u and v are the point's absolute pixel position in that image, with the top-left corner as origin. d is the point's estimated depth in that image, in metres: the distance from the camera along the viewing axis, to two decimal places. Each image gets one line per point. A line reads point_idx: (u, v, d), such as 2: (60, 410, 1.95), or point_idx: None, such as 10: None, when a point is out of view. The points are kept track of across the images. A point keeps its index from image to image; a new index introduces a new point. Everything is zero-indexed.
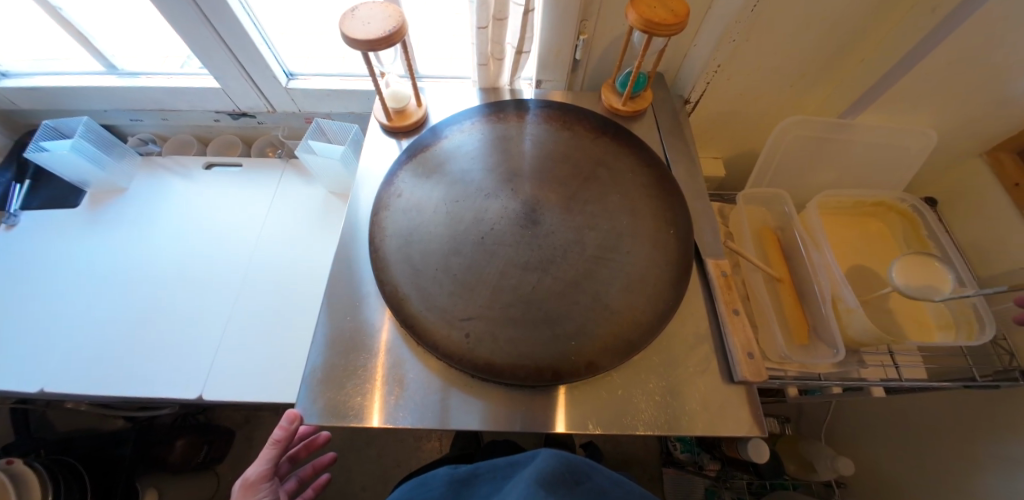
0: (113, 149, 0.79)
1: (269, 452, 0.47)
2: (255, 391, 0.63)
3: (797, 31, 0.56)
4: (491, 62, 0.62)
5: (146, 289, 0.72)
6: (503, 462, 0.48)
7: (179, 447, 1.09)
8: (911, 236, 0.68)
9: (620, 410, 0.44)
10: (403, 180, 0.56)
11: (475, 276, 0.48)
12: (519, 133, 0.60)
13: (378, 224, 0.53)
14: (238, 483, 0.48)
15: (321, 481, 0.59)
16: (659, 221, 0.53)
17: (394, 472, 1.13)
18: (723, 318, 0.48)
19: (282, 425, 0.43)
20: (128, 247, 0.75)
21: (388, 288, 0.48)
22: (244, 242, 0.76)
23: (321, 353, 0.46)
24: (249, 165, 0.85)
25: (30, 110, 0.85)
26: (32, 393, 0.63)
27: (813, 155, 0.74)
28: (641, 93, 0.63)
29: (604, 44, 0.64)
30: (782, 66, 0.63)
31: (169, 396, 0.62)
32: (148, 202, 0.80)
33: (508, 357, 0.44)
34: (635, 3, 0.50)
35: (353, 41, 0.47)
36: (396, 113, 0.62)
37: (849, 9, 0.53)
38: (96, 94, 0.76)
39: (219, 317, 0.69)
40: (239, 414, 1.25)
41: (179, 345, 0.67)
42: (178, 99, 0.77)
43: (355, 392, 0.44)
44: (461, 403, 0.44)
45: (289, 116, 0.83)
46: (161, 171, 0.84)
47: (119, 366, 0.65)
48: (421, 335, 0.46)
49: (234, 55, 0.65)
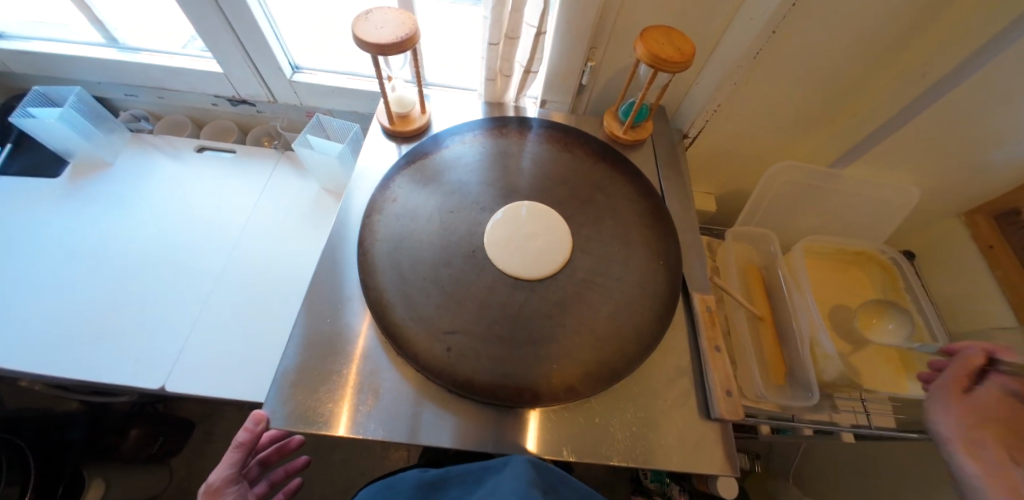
0: (103, 122, 0.77)
1: (233, 455, 0.44)
2: (221, 387, 0.61)
3: (797, 80, 0.59)
4: (499, 78, 0.63)
5: (120, 271, 0.69)
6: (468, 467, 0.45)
7: (132, 436, 1.05)
8: (888, 287, 0.71)
9: (596, 436, 0.43)
10: (400, 185, 0.55)
11: (463, 288, 0.48)
12: (519, 150, 0.61)
13: (369, 227, 0.52)
14: (203, 488, 0.45)
15: (295, 484, 0.56)
16: (650, 250, 0.54)
17: (358, 480, 1.09)
18: (705, 354, 0.48)
19: (247, 426, 0.41)
20: (105, 226, 0.73)
21: (372, 293, 0.47)
22: (229, 231, 0.74)
23: (296, 353, 0.45)
24: (243, 152, 0.83)
25: (21, 74, 0.82)
26: None
27: (801, 200, 0.75)
28: (643, 123, 0.64)
29: (611, 72, 0.65)
30: (778, 111, 0.65)
31: (129, 384, 0.59)
32: (133, 180, 0.78)
33: (488, 375, 0.43)
34: (644, 37, 0.52)
35: (365, 43, 0.48)
36: (400, 117, 0.62)
37: (845, 66, 0.57)
38: (91, 65, 0.74)
39: (193, 307, 0.67)
40: (199, 408, 1.26)
41: (147, 333, 0.64)
42: (177, 79, 0.75)
43: (326, 398, 0.43)
44: (431, 419, 0.43)
45: (290, 108, 0.81)
46: (151, 150, 0.81)
47: (78, 348, 0.61)
48: (401, 345, 0.45)
49: (240, 41, 0.64)
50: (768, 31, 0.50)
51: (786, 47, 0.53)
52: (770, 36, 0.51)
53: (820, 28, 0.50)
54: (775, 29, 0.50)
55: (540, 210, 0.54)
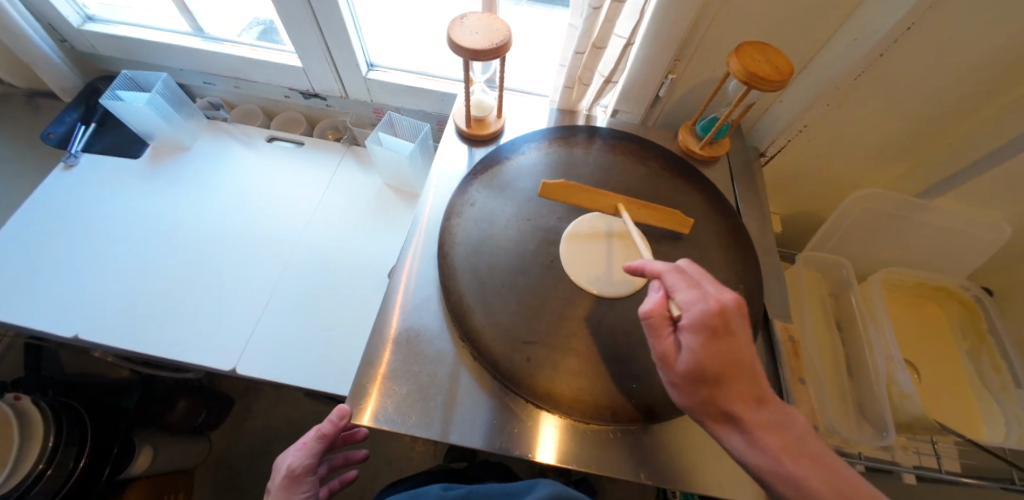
0: (183, 108, 0.80)
1: (315, 445, 0.46)
2: (286, 373, 0.63)
3: (893, 103, 0.57)
4: (577, 86, 0.62)
5: (193, 252, 0.72)
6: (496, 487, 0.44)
7: (179, 408, 1.10)
8: (968, 327, 0.67)
9: (671, 461, 0.43)
10: (477, 190, 0.56)
11: (542, 299, 0.48)
12: (593, 160, 0.60)
13: (448, 229, 0.52)
14: (283, 473, 0.46)
15: (351, 474, 0.57)
16: (729, 273, 0.52)
17: (387, 469, 1.12)
18: (787, 385, 0.46)
19: (332, 418, 0.43)
20: (180, 209, 0.76)
21: (452, 296, 0.47)
22: (295, 220, 0.76)
23: (375, 350, 0.46)
24: (310, 144, 0.85)
25: (108, 57, 0.86)
26: (71, 337, 0.63)
27: (876, 229, 0.72)
28: (721, 140, 0.62)
29: (691, 85, 0.64)
30: (865, 134, 0.63)
31: (203, 363, 0.62)
32: (206, 165, 0.81)
33: (568, 387, 0.43)
34: (740, 53, 0.50)
35: (460, 48, 0.48)
36: (475, 121, 0.62)
37: (948, 95, 0.55)
38: (176, 52, 0.77)
39: (259, 293, 0.69)
40: (242, 385, 1.31)
41: (218, 315, 0.66)
42: (255, 70, 0.78)
43: (405, 398, 0.43)
44: (506, 427, 0.43)
45: (358, 103, 0.83)
46: (224, 136, 0.84)
47: (157, 324, 0.65)
48: (481, 352, 0.44)
49: (324, 37, 0.66)
50: (874, 54, 0.49)
51: (890, 69, 0.52)
52: (876, 58, 0.50)
53: (931, 54, 0.49)
54: (882, 52, 0.49)
55: (597, 222, 0.54)
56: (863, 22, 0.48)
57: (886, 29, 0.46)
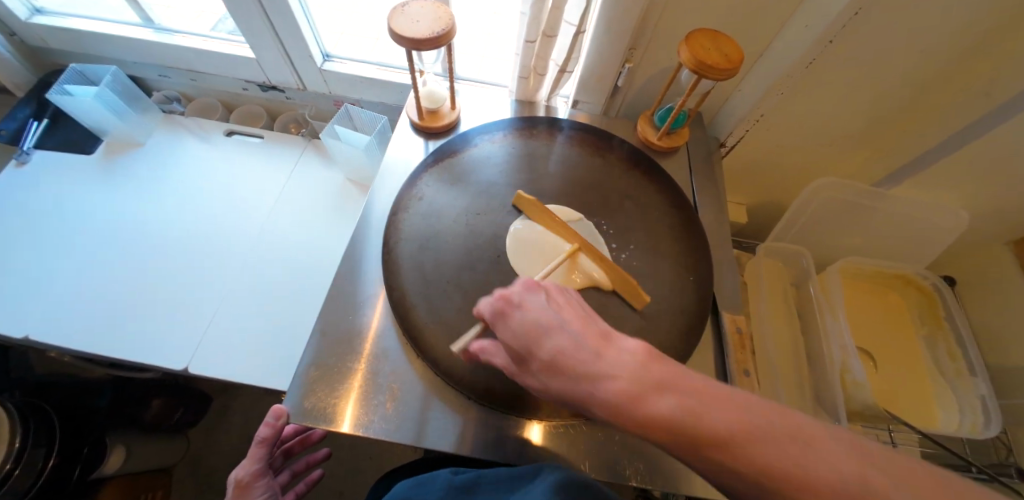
0: (137, 102, 0.78)
1: (257, 450, 0.44)
2: (242, 371, 0.62)
3: (848, 92, 0.57)
4: (532, 76, 0.61)
5: (149, 251, 0.70)
6: (504, 470, 0.40)
7: (155, 406, 1.10)
8: (926, 314, 0.67)
9: (614, 454, 0.42)
10: (426, 184, 0.54)
11: (488, 294, 0.47)
12: (548, 152, 0.59)
13: (395, 225, 0.51)
14: (232, 484, 0.45)
15: (316, 476, 0.56)
16: (680, 265, 0.52)
17: (365, 464, 1.11)
18: (733, 377, 0.46)
19: (268, 421, 0.42)
20: (136, 206, 0.74)
21: (396, 292, 0.47)
22: (255, 216, 0.75)
23: (316, 348, 0.45)
24: (271, 138, 0.83)
25: (59, 51, 0.83)
26: (21, 339, 0.62)
27: (838, 219, 0.72)
28: (679, 130, 0.62)
29: (650, 74, 0.63)
30: (824, 123, 0.63)
31: (157, 363, 0.61)
32: (163, 161, 0.79)
33: (510, 383, 0.42)
34: (690, 41, 0.49)
35: (400, 38, 0.46)
36: (429, 113, 0.61)
37: (903, 83, 0.54)
38: (126, 44, 0.75)
39: (217, 291, 0.68)
40: (219, 383, 1.30)
41: (174, 313, 0.65)
42: (209, 62, 0.75)
43: (344, 397, 0.43)
44: (447, 425, 0.43)
45: (319, 96, 0.81)
46: (182, 131, 0.82)
47: (111, 325, 0.64)
48: (423, 348, 0.44)
49: (273, 27, 0.64)
50: (824, 41, 0.49)
51: (843, 57, 0.51)
52: (827, 44, 0.49)
53: (881, 41, 0.49)
54: (832, 39, 0.48)
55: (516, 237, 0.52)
56: (812, 8, 0.47)
57: (833, 14, 0.45)
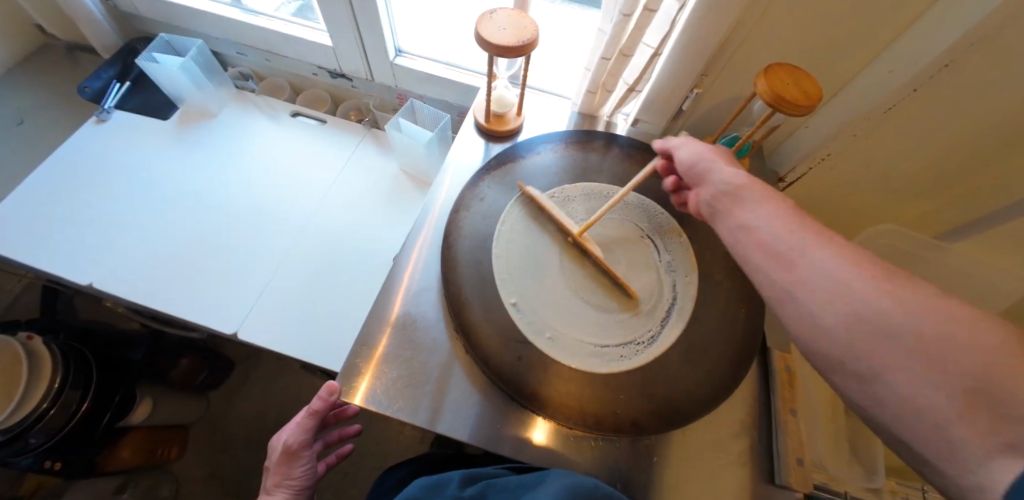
0: (214, 75, 0.82)
1: (306, 421, 0.46)
2: (285, 343, 0.64)
3: (919, 144, 0.56)
4: (600, 92, 0.62)
5: (209, 218, 0.74)
6: (512, 480, 0.39)
7: (183, 365, 1.12)
8: None
9: (652, 476, 0.43)
10: (488, 185, 0.56)
11: (542, 300, 0.48)
12: (606, 167, 0.60)
13: (456, 222, 0.53)
14: (280, 449, 0.46)
15: (347, 449, 0.57)
16: (733, 296, 0.51)
17: (374, 450, 1.12)
18: (779, 417, 0.45)
19: (322, 395, 0.44)
20: (201, 173, 0.78)
21: (451, 288, 0.48)
22: (310, 195, 0.78)
23: (370, 332, 0.47)
24: (331, 123, 0.86)
25: (149, 20, 0.88)
26: (88, 286, 0.66)
27: (890, 269, 0.70)
28: (740, 160, 0.61)
29: (716, 102, 0.63)
30: (888, 171, 0.62)
31: (207, 325, 0.64)
32: (230, 134, 0.83)
33: (559, 391, 0.43)
34: (769, 74, 0.49)
35: (486, 43, 0.48)
36: (495, 116, 0.62)
37: (978, 141, 0.53)
38: (213, 21, 0.79)
39: (269, 263, 0.71)
40: (243, 350, 1.34)
41: (227, 279, 0.68)
42: (287, 45, 0.79)
43: (394, 382, 0.44)
44: (488, 425, 0.43)
45: (383, 88, 0.84)
46: (250, 107, 0.86)
47: (169, 283, 0.67)
48: (474, 344, 0.45)
49: (356, 19, 0.67)
50: (908, 88, 0.49)
51: (920, 107, 0.51)
52: (910, 92, 0.49)
53: (968, 95, 0.48)
54: (917, 87, 0.48)
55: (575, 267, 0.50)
56: (895, 55, 0.47)
57: (920, 65, 0.45)
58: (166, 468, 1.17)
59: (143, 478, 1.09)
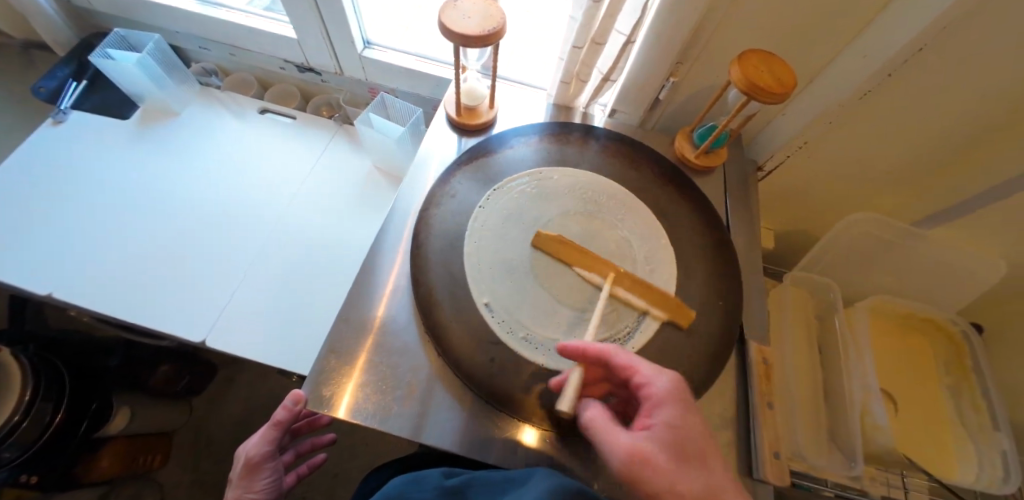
0: (176, 71, 0.78)
1: (270, 431, 0.44)
2: (256, 350, 0.62)
3: (896, 130, 0.56)
4: (574, 82, 0.60)
5: (174, 221, 0.71)
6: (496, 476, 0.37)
7: (161, 372, 1.09)
8: (953, 363, 0.66)
9: (630, 475, 0.41)
10: (459, 181, 0.54)
11: (516, 300, 0.47)
12: (581, 159, 0.59)
13: (426, 220, 0.51)
14: (242, 461, 0.45)
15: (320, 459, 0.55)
16: (710, 289, 0.51)
17: (361, 450, 1.11)
18: (755, 409, 0.45)
19: (286, 405, 0.42)
20: (165, 175, 0.75)
21: (421, 289, 0.47)
22: (281, 195, 0.75)
23: (337, 337, 0.45)
24: (302, 120, 0.83)
25: (104, 14, 0.84)
26: (45, 297, 0.63)
27: (870, 256, 0.70)
28: (718, 150, 0.60)
29: (693, 91, 0.62)
30: (866, 158, 0.62)
31: (174, 333, 0.61)
32: (195, 133, 0.79)
33: (532, 392, 0.42)
34: (742, 61, 0.48)
35: (449, 32, 0.46)
36: (467, 110, 0.60)
37: (952, 127, 0.53)
38: (172, 14, 0.75)
39: (238, 267, 0.68)
40: (225, 354, 1.32)
41: (194, 284, 0.66)
42: (251, 38, 0.76)
43: (361, 389, 0.42)
44: (460, 429, 0.41)
45: (354, 82, 0.81)
46: (216, 104, 0.83)
47: (131, 291, 0.64)
48: (445, 347, 0.43)
49: (319, 10, 0.64)
50: (883, 73, 0.48)
51: (896, 93, 0.51)
52: (885, 77, 0.48)
53: (941, 79, 0.47)
54: (891, 72, 0.47)
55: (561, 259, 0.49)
56: (869, 39, 0.46)
57: (892, 52, 0.44)
58: (149, 477, 1.15)
59: (125, 488, 1.08)
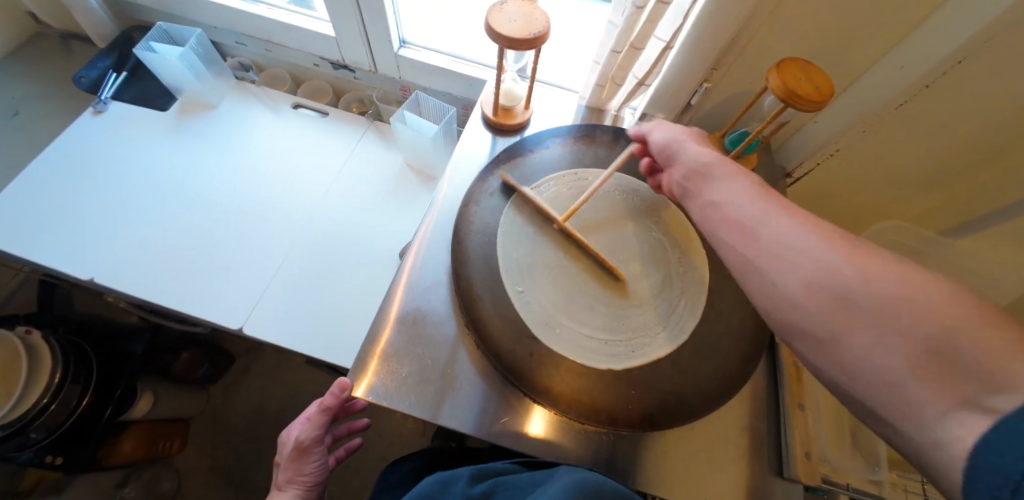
0: (213, 65, 0.80)
1: (320, 417, 0.46)
2: (291, 337, 0.64)
3: (926, 141, 0.57)
4: (609, 85, 0.61)
5: (211, 211, 0.73)
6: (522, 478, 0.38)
7: (183, 359, 1.11)
8: None
9: (662, 470, 0.43)
10: (497, 180, 0.55)
11: (555, 295, 0.48)
12: (614, 160, 0.60)
13: (465, 216, 0.52)
14: (292, 445, 0.46)
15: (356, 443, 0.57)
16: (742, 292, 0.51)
17: (376, 442, 1.13)
18: (786, 409, 0.46)
19: (333, 391, 0.44)
20: (202, 166, 0.77)
21: (462, 283, 0.48)
22: (314, 189, 0.77)
23: (380, 327, 0.47)
24: (334, 115, 0.85)
25: (145, 8, 0.86)
26: (89, 281, 0.65)
27: None
28: (749, 155, 0.61)
29: (726, 96, 0.63)
30: (894, 168, 0.63)
31: (212, 319, 0.64)
32: (231, 126, 0.81)
33: (570, 386, 0.43)
34: (781, 69, 0.49)
35: (496, 34, 0.47)
36: (503, 110, 0.62)
37: (982, 141, 0.54)
38: (212, 10, 0.77)
39: (273, 258, 0.70)
40: (244, 343, 1.34)
41: (231, 273, 0.68)
42: (288, 35, 0.77)
43: (405, 379, 0.44)
44: (500, 421, 0.43)
45: (386, 79, 0.82)
46: (250, 98, 0.85)
47: (171, 277, 0.66)
48: (486, 340, 0.45)
49: (360, 10, 0.65)
50: (921, 84, 0.49)
51: (930, 105, 0.52)
52: (922, 88, 0.50)
53: (976, 93, 0.48)
54: (928, 84, 0.49)
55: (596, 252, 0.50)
56: (908, 51, 0.47)
57: (935, 60, 0.45)
58: (168, 461, 1.17)
59: (145, 471, 1.10)
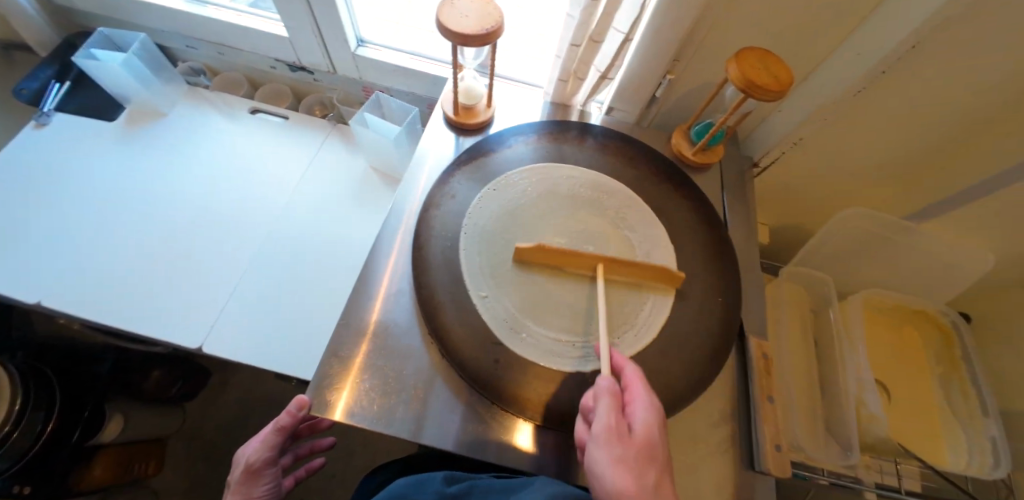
0: (162, 71, 0.77)
1: (272, 437, 0.44)
2: (253, 354, 0.61)
3: (887, 125, 0.57)
4: (571, 80, 0.60)
5: (166, 225, 0.69)
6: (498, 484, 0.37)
7: (154, 378, 1.07)
8: (944, 354, 0.69)
9: None
10: (458, 182, 0.54)
11: (520, 298, 0.47)
12: (580, 157, 0.58)
13: (426, 221, 0.51)
14: (242, 467, 0.45)
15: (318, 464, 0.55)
16: (710, 286, 0.51)
17: (360, 450, 1.11)
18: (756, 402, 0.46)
19: (289, 410, 0.42)
20: (154, 178, 0.73)
21: (423, 291, 0.46)
22: (275, 197, 0.74)
23: (338, 341, 0.44)
24: (295, 120, 0.82)
25: (86, 13, 0.81)
26: (33, 305, 0.61)
27: (863, 251, 0.73)
28: (715, 147, 0.61)
29: (689, 88, 0.62)
30: (859, 153, 0.63)
31: (168, 340, 0.60)
32: (184, 135, 0.78)
33: (537, 392, 0.42)
34: (740, 58, 0.48)
35: (446, 30, 0.45)
36: (464, 109, 0.60)
37: (942, 122, 0.54)
38: (157, 12, 0.73)
39: (233, 271, 0.67)
40: (219, 358, 1.30)
41: (187, 291, 0.65)
42: (240, 37, 0.74)
43: (365, 393, 0.41)
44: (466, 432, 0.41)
45: (347, 81, 0.80)
46: (205, 104, 0.81)
47: (123, 297, 0.63)
48: (449, 349, 0.43)
49: (311, 9, 0.63)
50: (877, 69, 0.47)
51: (889, 89, 0.51)
52: (878, 74, 0.48)
53: (934, 75, 0.48)
54: (884, 69, 0.47)
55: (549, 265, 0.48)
56: (865, 36, 0.46)
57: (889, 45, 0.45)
58: (144, 484, 1.13)
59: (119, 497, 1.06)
